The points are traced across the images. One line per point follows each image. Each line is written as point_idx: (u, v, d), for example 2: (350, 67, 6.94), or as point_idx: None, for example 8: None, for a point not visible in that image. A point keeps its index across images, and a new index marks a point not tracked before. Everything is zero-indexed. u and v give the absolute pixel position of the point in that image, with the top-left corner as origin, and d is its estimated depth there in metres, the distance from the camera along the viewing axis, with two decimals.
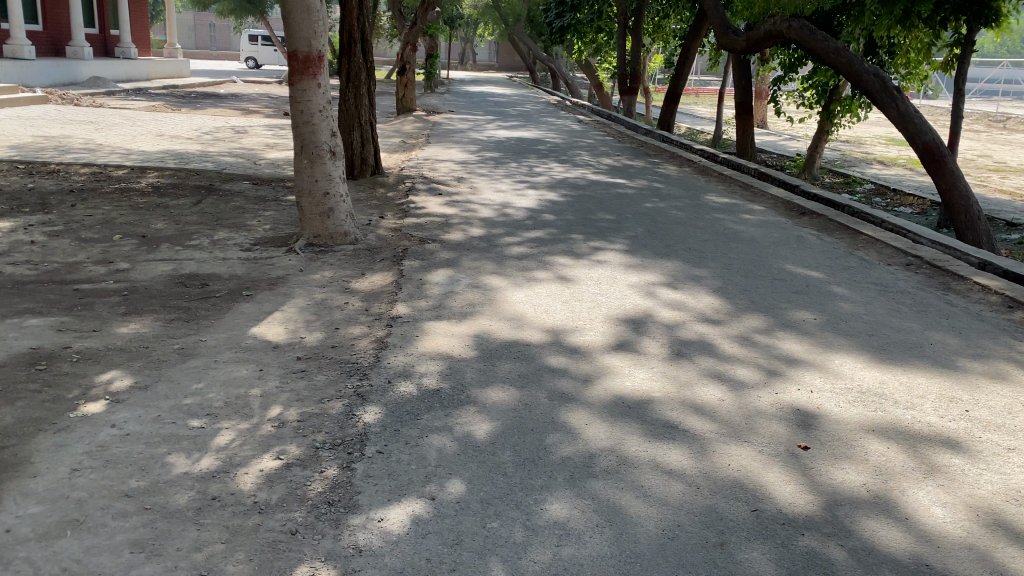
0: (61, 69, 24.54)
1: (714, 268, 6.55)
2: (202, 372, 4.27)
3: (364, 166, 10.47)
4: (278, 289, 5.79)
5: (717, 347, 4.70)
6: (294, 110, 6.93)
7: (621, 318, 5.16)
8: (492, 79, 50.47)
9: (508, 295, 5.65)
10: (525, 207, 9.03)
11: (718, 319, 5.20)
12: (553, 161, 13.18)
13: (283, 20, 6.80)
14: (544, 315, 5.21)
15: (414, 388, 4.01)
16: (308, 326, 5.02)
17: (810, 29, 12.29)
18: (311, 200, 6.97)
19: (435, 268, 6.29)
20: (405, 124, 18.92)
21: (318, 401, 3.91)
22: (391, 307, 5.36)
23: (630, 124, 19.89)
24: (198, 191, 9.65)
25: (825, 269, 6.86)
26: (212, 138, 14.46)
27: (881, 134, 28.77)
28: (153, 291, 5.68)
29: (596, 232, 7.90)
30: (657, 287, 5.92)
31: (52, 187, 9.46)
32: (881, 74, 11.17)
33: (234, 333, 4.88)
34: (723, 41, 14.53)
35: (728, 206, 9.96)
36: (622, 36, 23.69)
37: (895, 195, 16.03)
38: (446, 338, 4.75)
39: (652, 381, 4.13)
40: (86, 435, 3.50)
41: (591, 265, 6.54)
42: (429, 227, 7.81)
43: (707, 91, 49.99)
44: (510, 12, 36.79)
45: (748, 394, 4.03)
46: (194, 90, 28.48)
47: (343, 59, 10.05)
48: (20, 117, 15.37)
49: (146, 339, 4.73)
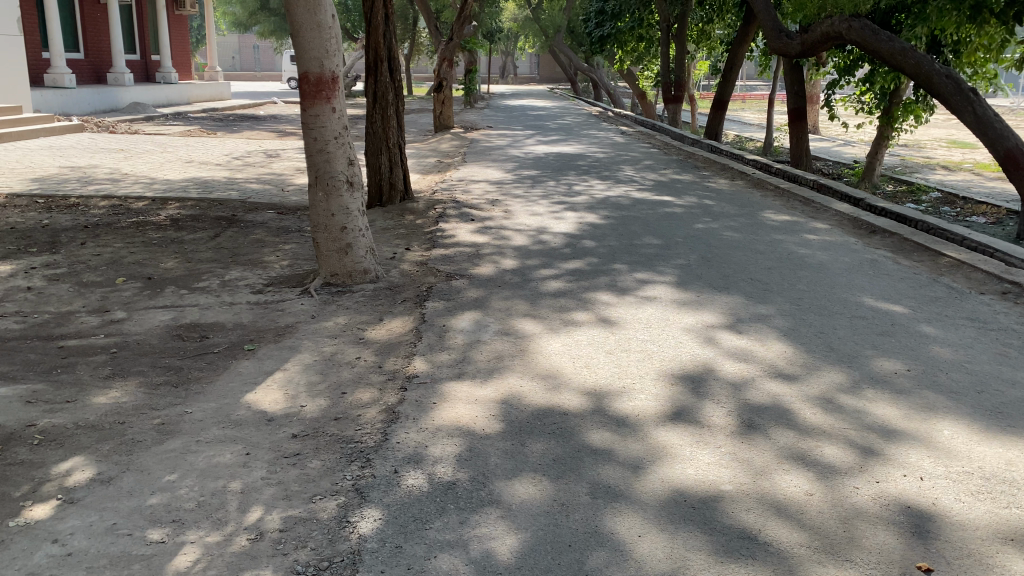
0: (101, 96, 24.50)
1: (781, 305, 5.72)
2: (179, 459, 3.60)
3: (393, 191, 9.84)
4: (284, 341, 5.13)
5: (796, 415, 3.89)
6: (307, 138, 6.27)
7: (677, 374, 4.38)
8: (534, 90, 49.98)
9: (543, 344, 4.90)
10: (564, 232, 8.30)
11: (794, 375, 4.39)
12: (594, 178, 12.43)
13: (293, 39, 6.13)
14: (586, 371, 4.44)
15: (424, 481, 3.28)
16: (310, 391, 4.33)
17: (873, 28, 11.26)
18: (327, 236, 6.34)
19: (461, 311, 5.57)
20: (442, 142, 18.32)
21: (307, 500, 3.21)
22: (408, 363, 4.64)
23: (676, 135, 19.02)
24: (218, 223, 9.10)
25: (909, 302, 5.97)
26: (242, 163, 14.01)
27: (941, 136, 27.43)
28: (146, 347, 5.06)
29: (642, 260, 7.12)
30: (717, 332, 5.10)
31: (67, 223, 9.00)
32: (954, 75, 10.17)
33: (225, 401, 4.23)
34: (776, 45, 13.56)
35: (788, 224, 9.09)
36: (665, 43, 22.82)
37: (965, 204, 14.89)
38: (468, 405, 4.01)
39: (719, 468, 3.35)
40: (19, 557, 2.84)
41: (638, 303, 5.75)
42: (458, 259, 7.11)
43: (755, 96, 48.70)
44: (550, 24, 36.18)
45: (841, 486, 3.21)
46: (235, 113, 28.37)
47: (369, 78, 9.41)
48: (50, 148, 15.11)
49: (124, 413, 4.09)
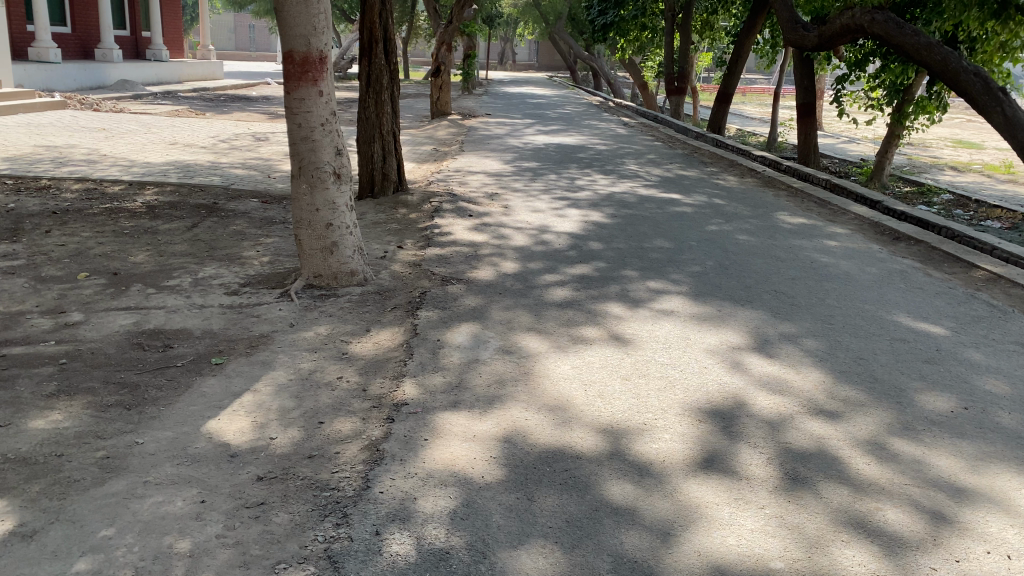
0: (88, 72, 23.73)
1: (810, 323, 5.17)
2: (120, 506, 3.02)
3: (385, 181, 9.25)
4: (257, 355, 4.54)
5: (847, 465, 3.34)
6: (291, 124, 5.68)
7: (704, 409, 3.82)
8: (531, 79, 49.19)
9: (549, 366, 4.34)
10: (568, 232, 7.73)
11: (836, 413, 3.83)
12: (597, 172, 11.86)
13: (277, 14, 5.51)
14: (600, 403, 3.87)
15: (412, 549, 2.72)
16: (282, 420, 3.75)
17: (897, 21, 10.63)
18: (311, 233, 5.75)
19: (457, 323, 5.00)
20: (438, 128, 17.70)
21: (268, 569, 2.64)
22: (396, 387, 4.07)
23: (680, 128, 18.45)
24: (197, 211, 8.50)
25: (950, 323, 5.42)
26: (229, 146, 13.37)
27: (946, 136, 26.99)
28: (101, 358, 4.47)
29: (654, 266, 6.54)
30: (745, 356, 4.54)
31: (34, 207, 8.39)
32: (983, 73, 9.62)
33: (183, 430, 3.65)
34: (792, 37, 12.91)
35: (805, 228, 8.55)
36: (670, 32, 22.20)
37: (979, 207, 14.33)
38: (465, 443, 3.45)
39: (765, 537, 2.80)
40: None
41: (654, 318, 5.19)
42: (453, 260, 6.53)
43: (754, 90, 48.13)
44: (551, 11, 35.45)
45: (913, 566, 2.67)
46: (226, 94, 27.61)
47: (363, 60, 8.78)
48: (29, 125, 14.43)
49: (63, 442, 3.51)
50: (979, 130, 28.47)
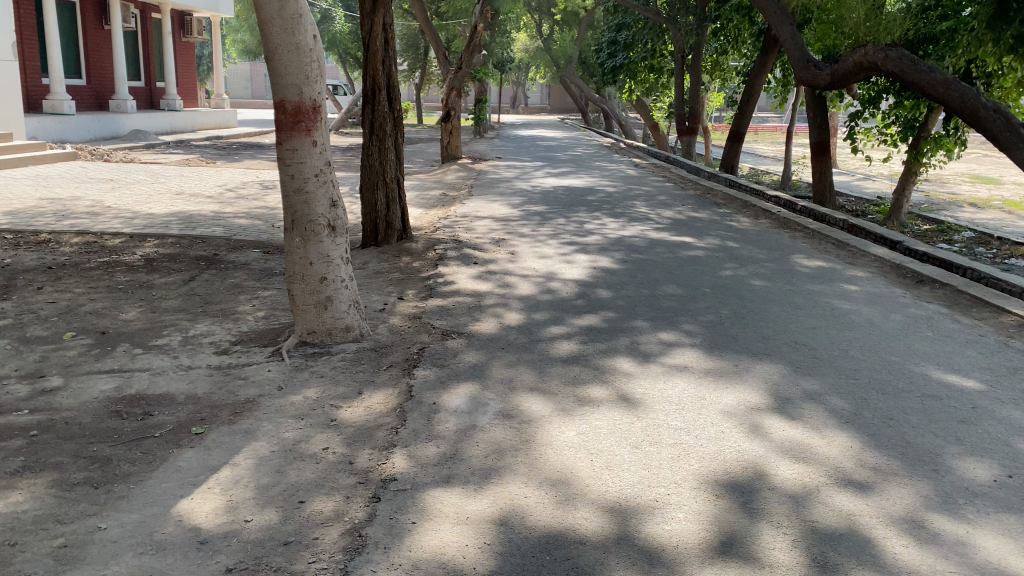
0: (102, 123, 23.88)
1: (833, 380, 4.82)
2: None
3: (389, 230, 9.02)
4: (240, 423, 4.25)
5: (882, 548, 2.99)
6: (283, 175, 5.45)
7: (721, 481, 3.48)
8: (544, 122, 49.34)
9: (552, 432, 4.02)
10: (575, 279, 7.45)
11: (867, 484, 3.49)
12: (606, 215, 11.60)
13: (268, 63, 5.31)
14: (607, 475, 3.54)
15: None
16: (260, 499, 3.45)
17: (912, 58, 10.38)
18: (304, 288, 5.50)
19: (455, 384, 4.69)
20: (447, 173, 17.54)
21: None
22: (385, 459, 3.76)
23: (692, 169, 18.21)
24: (196, 264, 8.29)
25: (983, 375, 5.06)
26: (235, 195, 13.24)
27: (963, 172, 26.61)
28: (76, 428, 4.20)
29: (665, 316, 6.23)
30: (765, 418, 4.20)
31: (31, 262, 8.21)
32: (1003, 109, 9.37)
33: (150, 512, 3.35)
34: (803, 76, 12.62)
35: (824, 272, 8.22)
36: (680, 73, 22.12)
37: (1002, 245, 13.94)
38: (457, 527, 3.13)
39: None
40: None
41: (665, 375, 4.87)
42: (455, 312, 6.25)
43: (768, 129, 47.89)
44: (561, 54, 35.16)
45: None
46: (238, 142, 27.73)
47: (365, 107, 8.62)
48: (36, 178, 14.37)
49: (16, 530, 3.20)
50: (998, 165, 28.09)
